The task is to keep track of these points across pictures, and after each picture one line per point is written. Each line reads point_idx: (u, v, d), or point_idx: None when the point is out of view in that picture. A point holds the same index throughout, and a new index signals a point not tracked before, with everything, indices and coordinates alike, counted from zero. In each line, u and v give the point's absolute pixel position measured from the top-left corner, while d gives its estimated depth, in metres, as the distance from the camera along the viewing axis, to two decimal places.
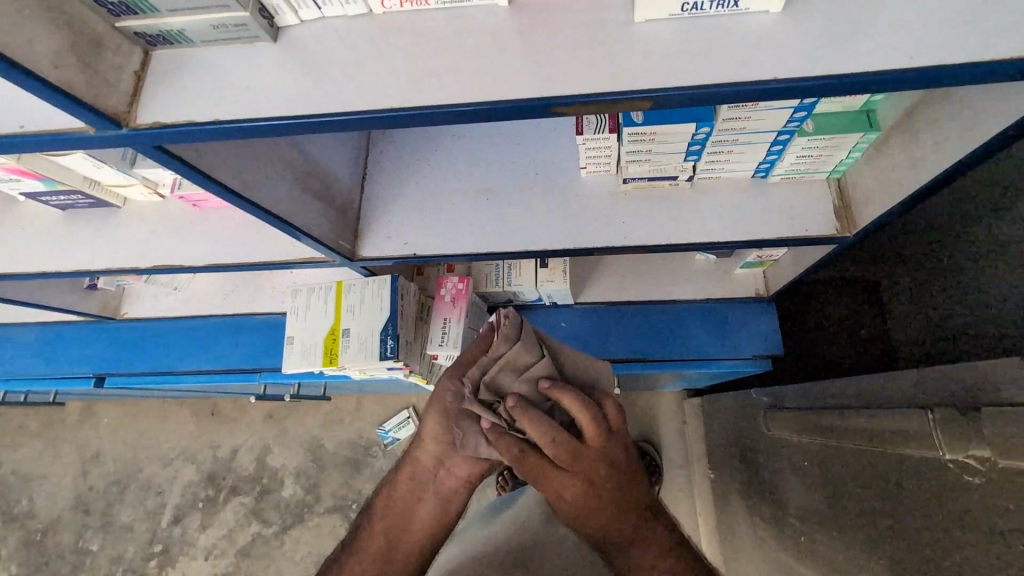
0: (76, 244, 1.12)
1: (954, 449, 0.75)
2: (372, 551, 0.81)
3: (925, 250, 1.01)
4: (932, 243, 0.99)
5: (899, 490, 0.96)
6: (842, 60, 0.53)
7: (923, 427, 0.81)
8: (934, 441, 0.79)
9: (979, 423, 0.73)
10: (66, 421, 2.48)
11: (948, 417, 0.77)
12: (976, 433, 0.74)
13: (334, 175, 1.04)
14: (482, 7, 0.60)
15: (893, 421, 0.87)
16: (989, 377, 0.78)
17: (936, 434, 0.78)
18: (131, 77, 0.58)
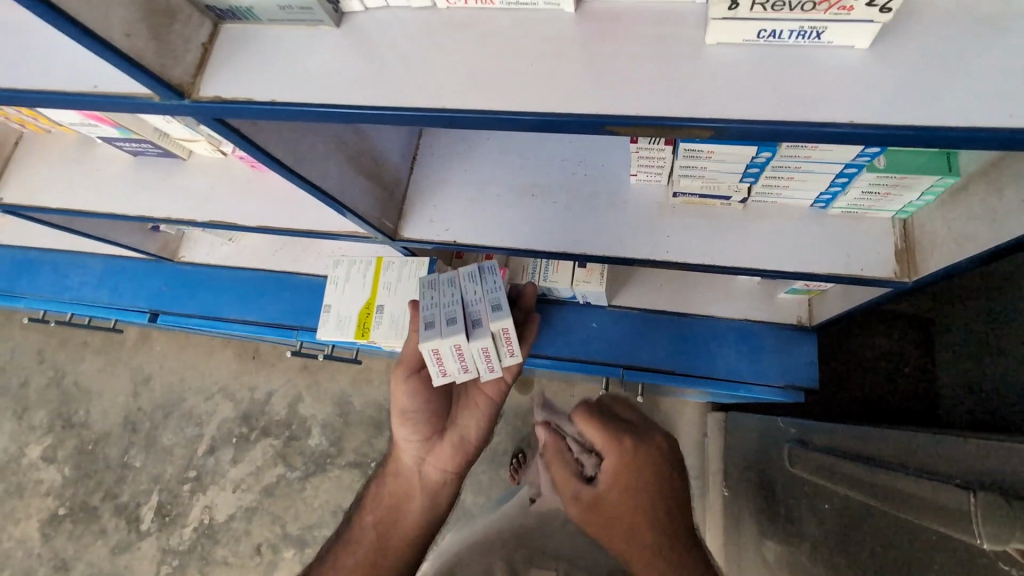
0: (145, 190, 1.19)
1: (994, 542, 0.71)
2: (376, 509, 0.90)
3: (995, 321, 1.20)
4: (1002, 317, 1.19)
5: (921, 558, 0.95)
6: (938, 109, 0.48)
7: (965, 506, 0.76)
8: (972, 528, 0.73)
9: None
10: (124, 344, 2.67)
11: (993, 505, 0.73)
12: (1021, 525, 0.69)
13: (384, 156, 1.05)
14: (547, 11, 0.58)
15: (936, 492, 0.83)
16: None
17: (977, 520, 0.73)
18: (199, 49, 0.59)
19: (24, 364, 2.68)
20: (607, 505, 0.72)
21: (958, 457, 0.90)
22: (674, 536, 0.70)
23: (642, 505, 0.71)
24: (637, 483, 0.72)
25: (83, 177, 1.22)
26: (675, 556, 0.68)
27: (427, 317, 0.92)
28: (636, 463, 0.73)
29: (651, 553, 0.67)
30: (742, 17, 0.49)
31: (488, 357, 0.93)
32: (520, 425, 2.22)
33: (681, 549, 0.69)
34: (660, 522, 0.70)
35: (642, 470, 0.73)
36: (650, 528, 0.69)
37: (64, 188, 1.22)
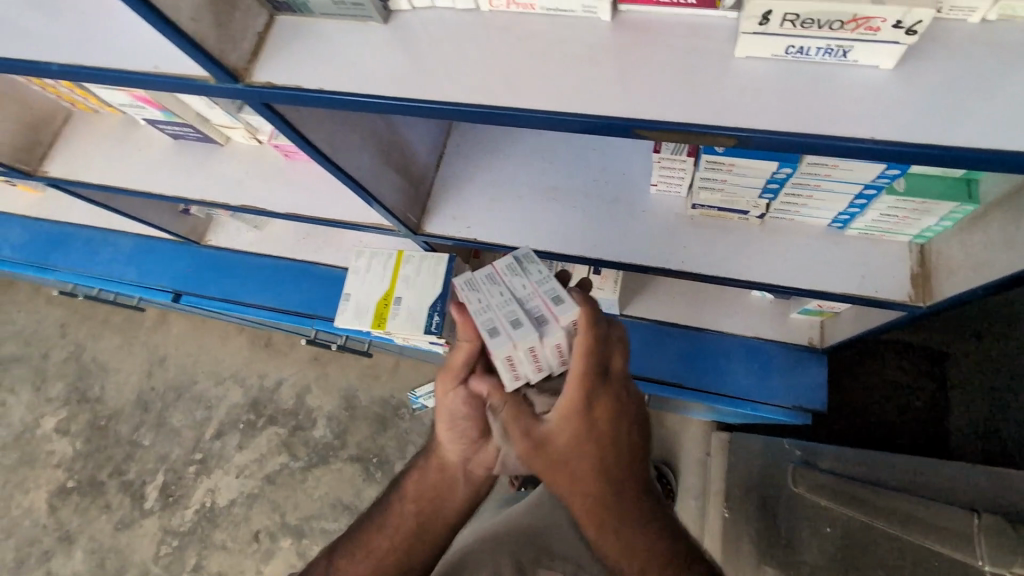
0: (182, 173, 1.24)
1: (995, 564, 0.77)
2: (409, 506, 0.76)
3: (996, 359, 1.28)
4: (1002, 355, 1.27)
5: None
6: (953, 131, 0.50)
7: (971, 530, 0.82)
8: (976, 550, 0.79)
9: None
10: (143, 324, 2.73)
11: (994, 530, 0.79)
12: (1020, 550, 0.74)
13: (414, 152, 1.09)
14: (585, 19, 0.61)
15: (944, 516, 0.88)
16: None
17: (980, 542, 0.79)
18: (254, 37, 0.63)
19: (46, 337, 2.75)
20: (555, 450, 0.68)
21: (965, 486, 0.91)
22: (619, 486, 0.68)
23: (591, 456, 0.67)
24: (588, 433, 0.67)
25: (124, 157, 1.27)
26: (616, 507, 0.67)
27: (486, 322, 0.79)
28: (592, 412, 0.67)
29: (584, 495, 0.67)
30: (772, 33, 0.52)
31: (561, 354, 0.80)
32: None
33: (624, 499, 0.67)
34: (607, 474, 0.68)
35: (597, 419, 0.68)
36: (596, 476, 0.67)
37: (107, 167, 1.27)
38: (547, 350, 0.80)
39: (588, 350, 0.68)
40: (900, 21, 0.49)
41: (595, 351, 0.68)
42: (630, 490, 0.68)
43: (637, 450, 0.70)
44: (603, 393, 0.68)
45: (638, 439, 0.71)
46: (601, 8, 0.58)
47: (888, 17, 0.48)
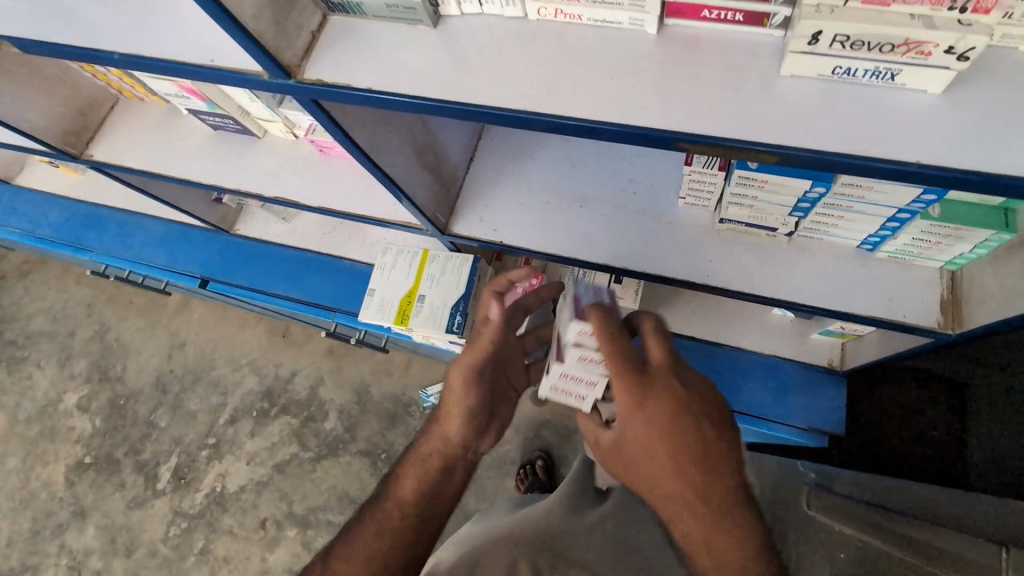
0: (219, 163, 1.27)
1: None
2: (409, 494, 0.79)
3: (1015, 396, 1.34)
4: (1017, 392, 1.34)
5: None
6: (999, 158, 0.50)
7: None
8: None
9: None
10: (166, 308, 2.79)
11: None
12: None
13: (447, 154, 1.10)
14: (630, 31, 0.61)
15: None
16: None
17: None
18: (308, 36, 0.65)
19: (73, 315, 2.82)
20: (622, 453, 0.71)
21: None
22: (698, 483, 0.67)
23: (661, 460, 0.67)
24: (650, 438, 0.67)
25: (165, 145, 1.31)
26: (703, 503, 0.66)
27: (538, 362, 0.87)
28: (648, 416, 0.67)
29: (671, 497, 0.68)
30: (820, 53, 0.52)
31: (593, 363, 0.77)
32: (531, 435, 2.23)
33: (698, 495, 0.67)
34: (682, 473, 0.67)
35: (654, 423, 0.67)
36: (672, 479, 0.67)
37: (149, 154, 1.31)
38: (577, 371, 0.79)
39: (621, 356, 0.68)
40: (952, 46, 0.48)
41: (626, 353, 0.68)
42: (708, 485, 0.66)
43: (714, 445, 0.67)
44: (654, 396, 0.67)
45: (714, 433, 0.67)
46: (648, 21, 0.59)
47: (941, 42, 0.48)
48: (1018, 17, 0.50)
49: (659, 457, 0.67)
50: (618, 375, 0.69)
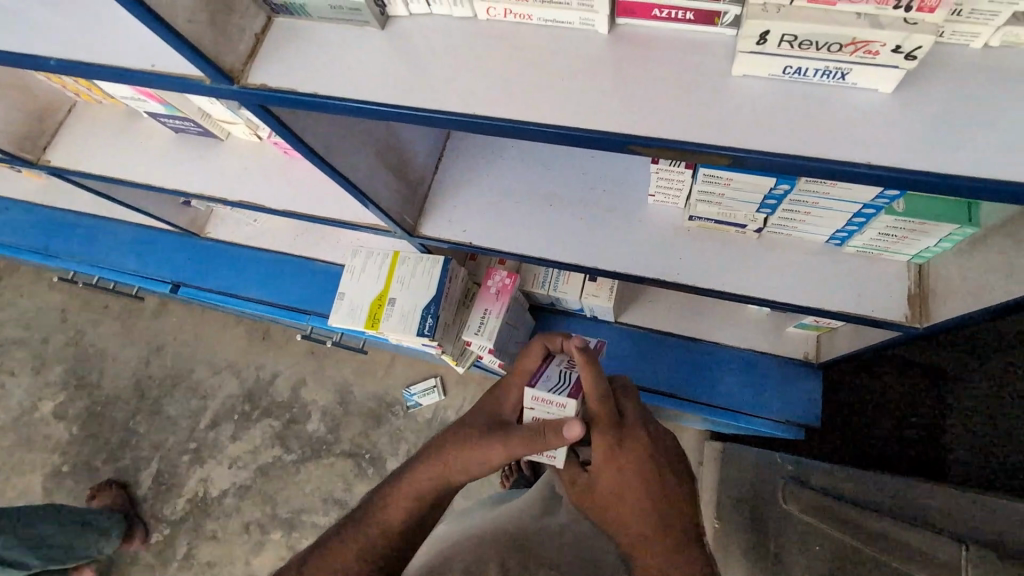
0: (183, 166, 1.24)
1: None
2: (397, 516, 0.77)
3: None
4: None
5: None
6: (950, 159, 0.50)
7: None
8: None
9: None
10: (142, 312, 2.73)
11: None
12: None
13: (413, 155, 1.08)
14: (582, 31, 0.60)
15: None
16: None
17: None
18: (251, 39, 0.63)
19: (46, 321, 2.75)
20: (600, 496, 0.77)
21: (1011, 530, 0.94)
22: (663, 521, 0.76)
23: (635, 497, 0.76)
24: (627, 477, 0.76)
25: (127, 147, 1.27)
26: (666, 542, 0.74)
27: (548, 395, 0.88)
28: (622, 458, 0.77)
29: (641, 537, 0.75)
30: (768, 53, 0.51)
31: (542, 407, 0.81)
32: None
33: (663, 531, 0.75)
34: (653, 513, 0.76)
35: (629, 463, 0.77)
36: (645, 519, 0.75)
37: (110, 157, 1.27)
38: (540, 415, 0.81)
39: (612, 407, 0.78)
40: (898, 45, 0.47)
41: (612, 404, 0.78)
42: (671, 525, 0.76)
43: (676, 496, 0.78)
44: (630, 441, 0.78)
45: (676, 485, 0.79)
46: (599, 21, 0.58)
47: (887, 41, 0.47)
48: (966, 14, 0.50)
49: (633, 494, 0.76)
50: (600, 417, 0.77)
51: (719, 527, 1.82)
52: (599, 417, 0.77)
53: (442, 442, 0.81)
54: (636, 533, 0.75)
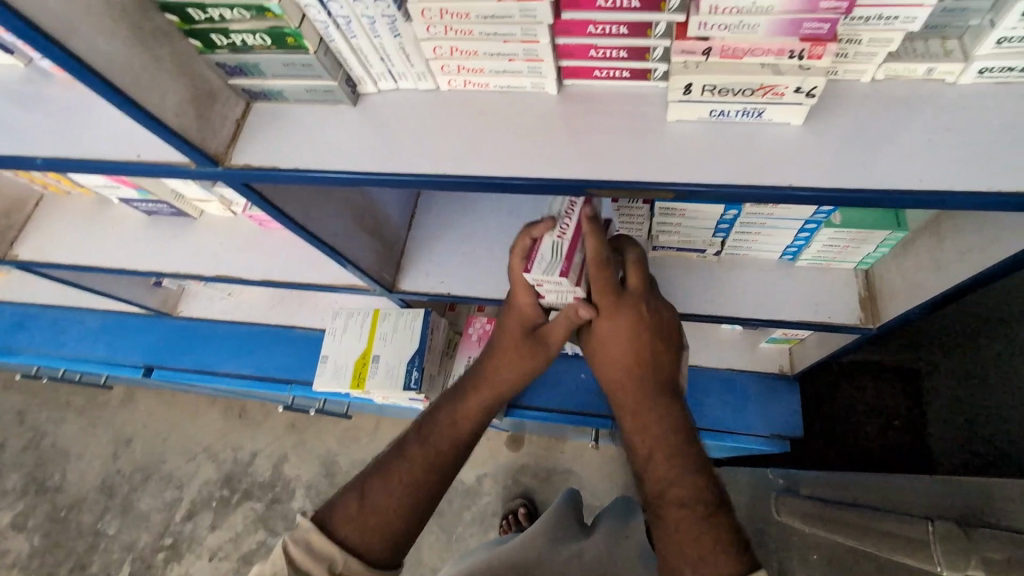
0: (155, 248, 1.26)
1: None
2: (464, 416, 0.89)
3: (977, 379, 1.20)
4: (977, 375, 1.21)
5: None
6: (864, 176, 0.58)
7: None
8: None
9: None
10: (108, 403, 2.62)
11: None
12: None
13: (386, 215, 1.14)
14: (534, 93, 0.67)
15: None
16: None
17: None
18: (232, 124, 0.68)
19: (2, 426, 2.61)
20: (593, 342, 0.85)
21: None
22: (643, 373, 0.82)
23: (620, 348, 0.83)
24: (615, 334, 0.83)
25: (96, 235, 1.29)
26: (641, 390, 0.82)
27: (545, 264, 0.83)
28: (613, 317, 0.82)
29: (619, 381, 0.83)
30: (696, 102, 0.59)
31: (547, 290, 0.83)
32: (511, 484, 2.28)
33: (638, 382, 0.82)
34: (632, 364, 0.83)
35: (617, 325, 0.82)
36: (623, 370, 0.83)
37: (77, 248, 1.28)
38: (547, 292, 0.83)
39: (608, 277, 0.79)
40: (799, 87, 0.55)
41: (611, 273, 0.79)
42: (648, 376, 0.82)
43: (658, 353, 0.83)
44: (624, 303, 0.82)
45: (660, 344, 0.84)
46: (548, 84, 0.65)
47: (790, 84, 0.55)
48: (851, 55, 0.59)
49: (620, 346, 0.83)
50: (597, 286, 0.80)
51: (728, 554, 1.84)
52: (596, 285, 0.80)
53: (484, 362, 0.93)
54: (616, 377, 0.84)
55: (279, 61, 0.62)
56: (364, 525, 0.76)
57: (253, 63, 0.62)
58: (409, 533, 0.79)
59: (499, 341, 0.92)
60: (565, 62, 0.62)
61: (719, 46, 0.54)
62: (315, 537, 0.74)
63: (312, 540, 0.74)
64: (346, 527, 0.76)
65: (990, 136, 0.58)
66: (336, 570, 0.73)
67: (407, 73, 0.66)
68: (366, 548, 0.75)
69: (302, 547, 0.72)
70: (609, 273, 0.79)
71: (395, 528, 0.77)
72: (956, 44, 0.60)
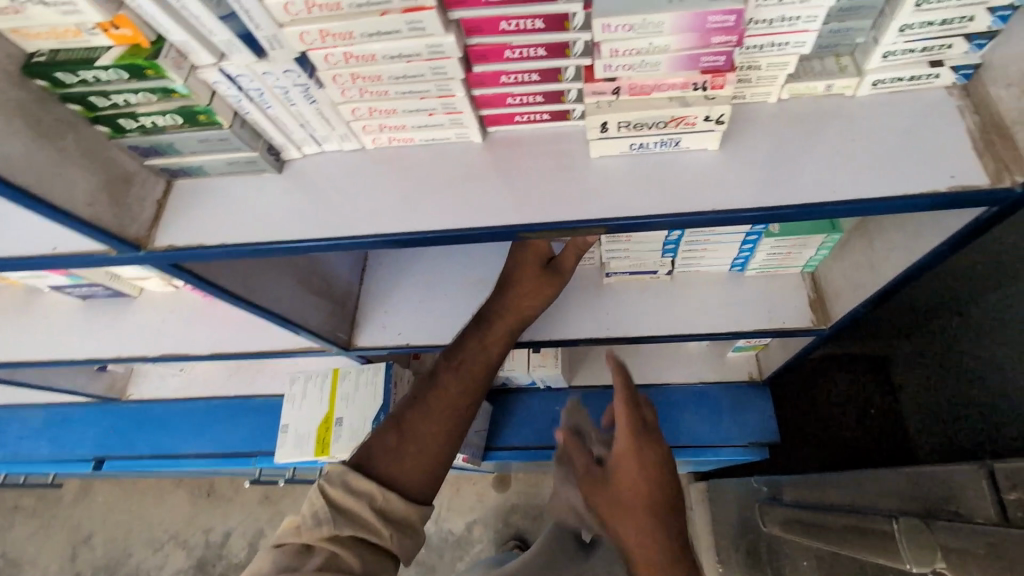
0: (92, 333, 1.19)
1: (920, 564, 0.77)
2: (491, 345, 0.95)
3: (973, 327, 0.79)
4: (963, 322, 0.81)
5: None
6: (786, 193, 0.60)
7: (891, 534, 0.82)
8: (901, 554, 0.79)
9: (932, 527, 0.78)
10: (61, 500, 2.43)
11: (913, 527, 0.79)
12: (934, 543, 0.77)
13: (335, 272, 1.11)
14: (460, 143, 0.68)
15: (876, 524, 0.88)
16: (955, 484, 0.81)
17: (901, 542, 0.80)
18: (153, 205, 0.66)
19: None
20: (610, 489, 0.70)
21: (904, 489, 0.92)
22: (670, 525, 0.68)
23: (643, 492, 0.68)
24: (640, 473, 0.69)
25: (26, 328, 1.22)
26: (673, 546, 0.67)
27: None
28: (640, 455, 0.69)
29: (643, 533, 0.67)
30: (615, 138, 0.60)
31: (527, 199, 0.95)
32: (502, 529, 2.20)
33: (667, 538, 0.67)
34: (658, 515, 0.68)
35: (644, 463, 0.69)
36: (647, 518, 0.67)
37: (5, 344, 1.20)
38: None
39: (632, 407, 0.71)
40: (707, 116, 0.57)
41: (637, 404, 0.71)
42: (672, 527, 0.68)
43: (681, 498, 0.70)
44: (647, 440, 0.70)
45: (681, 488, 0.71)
46: (471, 133, 0.66)
47: (698, 114, 0.57)
48: (754, 80, 0.62)
49: (643, 489, 0.69)
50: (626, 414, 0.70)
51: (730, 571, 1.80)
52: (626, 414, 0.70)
53: (499, 298, 0.96)
54: (637, 528, 0.67)
55: (193, 138, 0.61)
56: (399, 462, 0.81)
57: (167, 142, 0.61)
58: (443, 461, 0.85)
59: (514, 276, 0.95)
60: (485, 111, 0.63)
61: (628, 85, 0.56)
62: (354, 477, 0.77)
63: (351, 481, 0.77)
64: (382, 465, 0.81)
65: (893, 143, 0.61)
66: (377, 502, 0.77)
67: (329, 136, 0.66)
68: (408, 483, 0.81)
69: (342, 490, 0.76)
70: (634, 401, 0.71)
71: (431, 450, 0.85)
72: (849, 60, 0.64)
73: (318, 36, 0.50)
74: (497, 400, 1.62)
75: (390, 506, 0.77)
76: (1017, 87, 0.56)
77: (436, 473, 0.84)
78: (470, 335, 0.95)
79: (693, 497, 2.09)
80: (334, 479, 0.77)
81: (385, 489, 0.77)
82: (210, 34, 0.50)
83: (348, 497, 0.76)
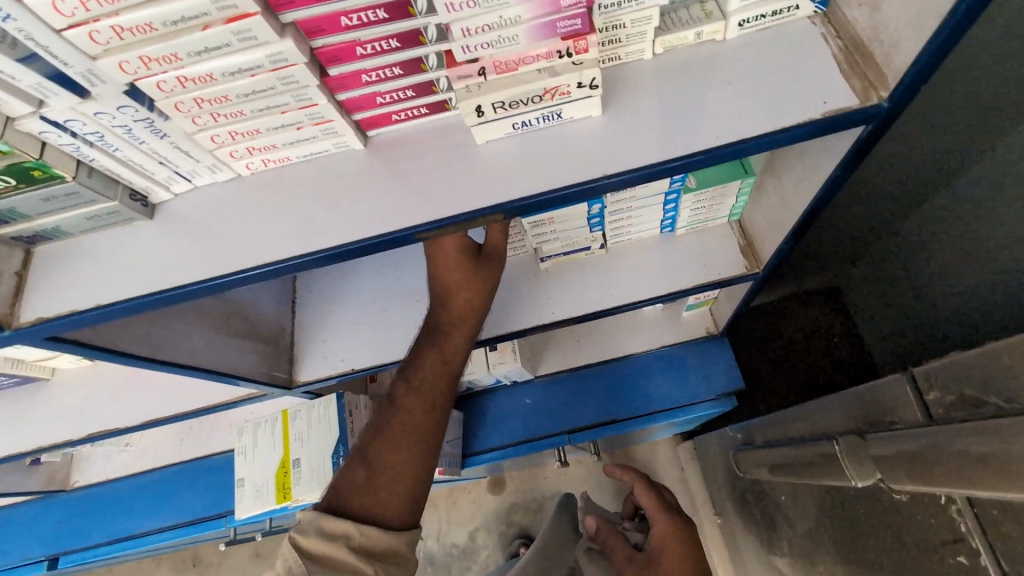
0: (8, 427, 1.10)
1: (864, 477, 0.79)
2: (448, 354, 0.92)
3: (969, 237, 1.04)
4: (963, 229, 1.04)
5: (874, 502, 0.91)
6: (676, 145, 0.59)
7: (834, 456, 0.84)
8: (846, 473, 0.80)
9: (865, 439, 0.79)
10: None
11: (853, 445, 0.80)
12: (868, 452, 0.79)
13: (261, 311, 1.05)
14: (342, 152, 0.65)
15: (824, 448, 0.89)
16: (886, 393, 0.82)
17: (845, 464, 0.80)
18: (12, 278, 0.60)
19: None
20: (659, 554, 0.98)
21: (846, 408, 0.92)
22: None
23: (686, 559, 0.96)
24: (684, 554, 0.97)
25: None
26: None
27: None
28: (679, 530, 1.00)
29: None
30: (493, 121, 0.58)
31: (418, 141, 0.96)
32: (501, 531, 2.17)
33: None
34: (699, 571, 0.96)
35: (678, 535, 1.00)
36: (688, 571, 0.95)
37: None
38: None
39: (647, 490, 1.07)
40: (580, 82, 0.56)
41: (656, 489, 1.08)
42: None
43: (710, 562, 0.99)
44: (679, 519, 1.02)
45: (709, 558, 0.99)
46: (350, 139, 0.62)
47: (570, 82, 0.56)
48: (624, 39, 0.61)
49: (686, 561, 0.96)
50: (642, 493, 1.07)
51: (727, 522, 1.82)
52: (642, 494, 1.07)
53: (441, 308, 0.91)
54: None
55: (36, 198, 0.56)
56: (375, 495, 0.81)
57: (8, 208, 0.56)
58: (420, 484, 0.86)
59: (446, 280, 0.89)
60: (358, 115, 0.60)
61: (492, 64, 0.54)
62: (326, 521, 0.77)
63: (324, 526, 0.76)
64: (356, 503, 0.80)
65: (767, 79, 0.61)
66: (353, 542, 0.76)
67: (197, 169, 0.61)
68: (386, 514, 0.81)
69: (314, 536, 0.75)
70: (649, 484, 1.09)
71: (405, 476, 0.84)
72: (714, 5, 0.64)
73: (140, 63, 0.47)
74: (466, 405, 1.59)
75: (370, 542, 0.77)
76: (867, 6, 0.57)
77: (416, 497, 0.84)
78: (426, 351, 0.91)
79: (682, 457, 2.11)
80: (305, 528, 0.75)
81: (359, 526, 0.76)
82: (15, 79, 0.45)
83: (323, 541, 0.75)
